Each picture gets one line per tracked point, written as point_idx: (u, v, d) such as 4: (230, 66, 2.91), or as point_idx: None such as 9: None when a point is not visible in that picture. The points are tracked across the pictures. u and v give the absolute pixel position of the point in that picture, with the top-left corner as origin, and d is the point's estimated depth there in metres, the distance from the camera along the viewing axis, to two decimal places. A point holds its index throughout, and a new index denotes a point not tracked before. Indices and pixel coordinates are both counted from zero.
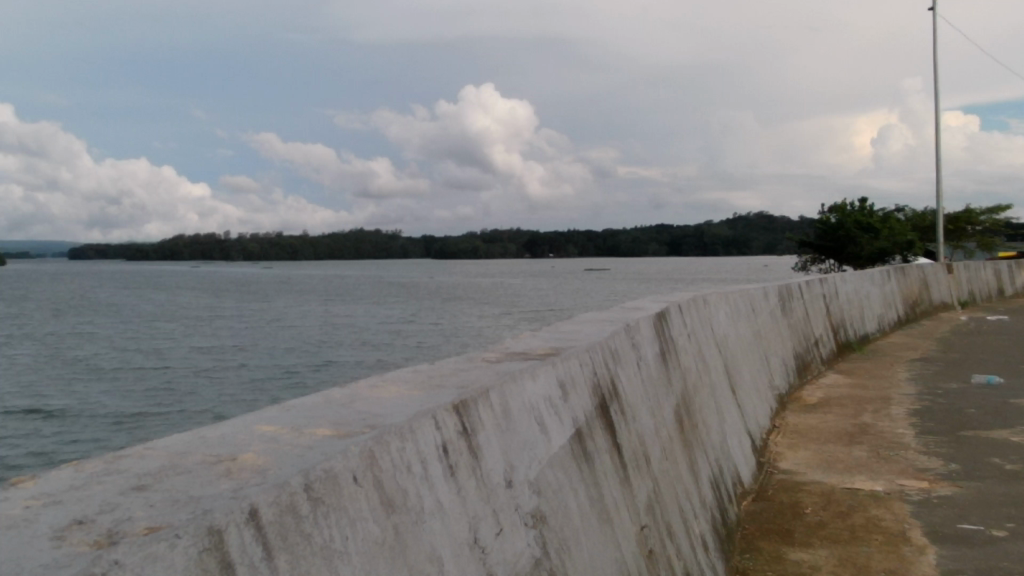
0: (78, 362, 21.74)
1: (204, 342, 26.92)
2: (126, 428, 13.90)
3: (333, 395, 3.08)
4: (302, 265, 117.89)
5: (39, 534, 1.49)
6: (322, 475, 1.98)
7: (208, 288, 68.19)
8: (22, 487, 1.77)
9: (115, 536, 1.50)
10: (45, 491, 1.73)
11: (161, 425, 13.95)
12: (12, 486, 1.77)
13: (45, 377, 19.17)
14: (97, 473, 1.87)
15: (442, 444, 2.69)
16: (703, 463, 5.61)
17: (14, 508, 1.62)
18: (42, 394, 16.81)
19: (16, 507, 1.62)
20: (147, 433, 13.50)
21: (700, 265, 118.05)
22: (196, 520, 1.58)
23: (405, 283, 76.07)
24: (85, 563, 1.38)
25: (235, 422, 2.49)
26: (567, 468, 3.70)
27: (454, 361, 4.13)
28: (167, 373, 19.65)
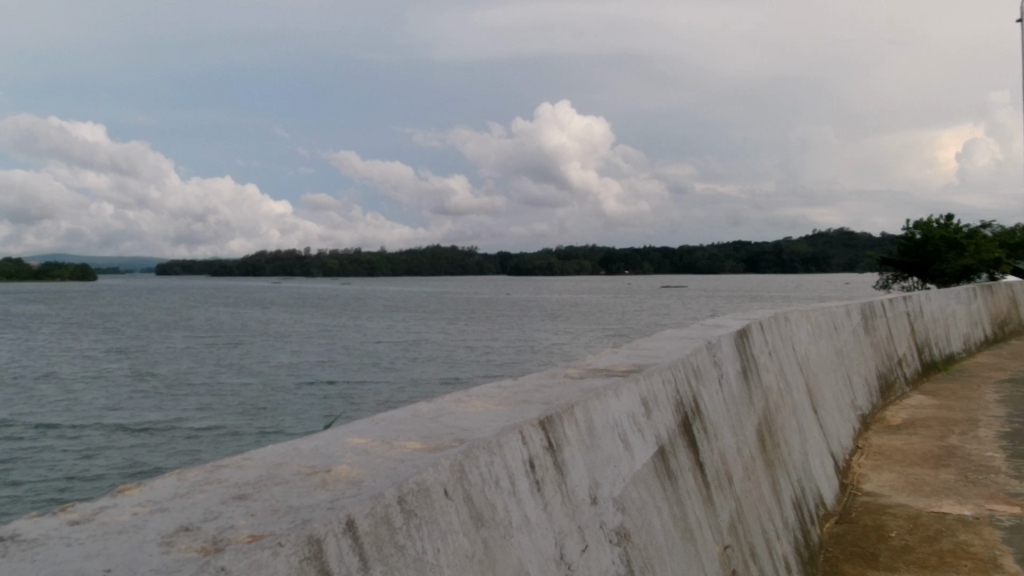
0: (165, 376, 22.25)
1: (286, 357, 27.30)
2: (212, 440, 14.13)
3: (420, 409, 3.11)
4: (381, 282, 119.05)
5: (149, 540, 1.54)
6: (414, 487, 2.01)
7: (290, 303, 69.29)
8: (128, 495, 1.82)
9: (221, 542, 1.54)
10: (151, 498, 1.78)
11: (246, 439, 14.16)
12: (120, 492, 1.83)
13: (133, 391, 19.61)
14: (197, 482, 1.92)
15: (528, 459, 2.70)
16: (786, 483, 5.53)
17: (123, 514, 1.67)
18: (128, 408, 17.17)
19: (124, 514, 1.67)
20: (235, 445, 13.70)
21: (780, 283, 115.79)
22: (296, 530, 1.62)
23: (483, 299, 76.36)
24: (192, 570, 1.43)
25: (327, 433, 2.54)
26: (650, 485, 3.67)
27: (536, 377, 4.14)
28: (249, 388, 19.95)
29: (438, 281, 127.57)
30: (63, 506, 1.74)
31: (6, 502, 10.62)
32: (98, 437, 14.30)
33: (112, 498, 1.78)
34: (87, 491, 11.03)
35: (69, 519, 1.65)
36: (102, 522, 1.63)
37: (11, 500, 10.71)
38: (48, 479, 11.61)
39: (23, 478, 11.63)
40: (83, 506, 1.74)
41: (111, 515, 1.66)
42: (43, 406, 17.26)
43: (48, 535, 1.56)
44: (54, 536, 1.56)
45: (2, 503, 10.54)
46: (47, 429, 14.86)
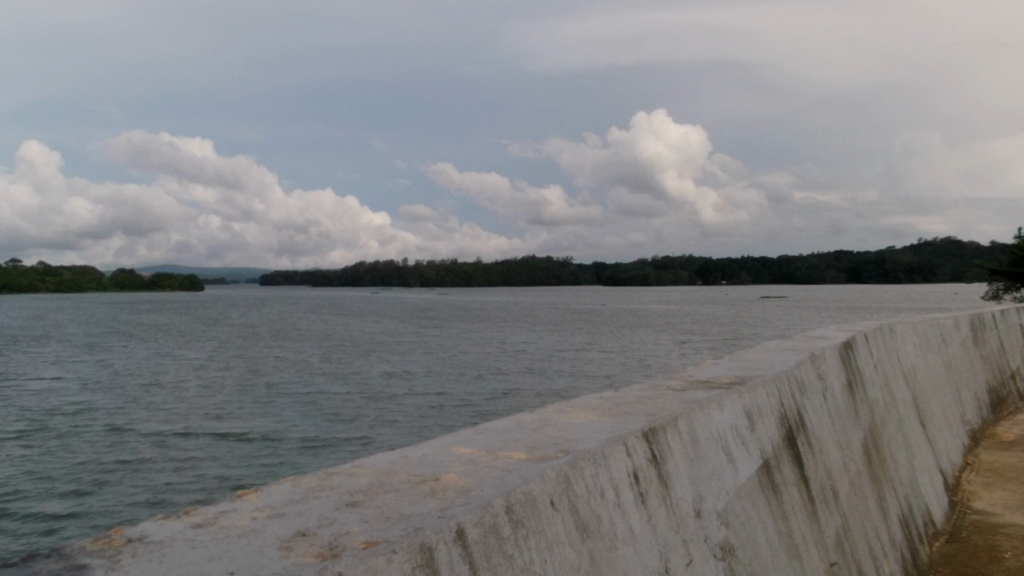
0: (267, 385, 22.78)
1: (384, 367, 27.66)
2: (315, 447, 14.40)
3: (523, 420, 3.13)
4: (477, 291, 119.90)
5: (269, 543, 1.58)
6: (522, 497, 2.02)
7: (389, 313, 70.29)
8: (247, 500, 1.88)
9: (337, 548, 1.57)
10: (269, 504, 1.83)
11: (348, 447, 14.38)
12: (238, 498, 1.89)
13: (236, 399, 20.10)
14: (311, 488, 1.97)
15: (632, 471, 2.70)
16: (893, 500, 5.36)
17: (243, 518, 1.72)
18: (232, 416, 17.61)
19: (244, 518, 1.72)
20: (338, 453, 13.93)
21: (884, 293, 112.71)
22: (409, 537, 1.64)
23: (578, 310, 76.17)
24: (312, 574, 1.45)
25: (433, 443, 2.57)
26: (755, 499, 3.61)
27: (638, 389, 4.12)
28: (348, 397, 20.27)
29: (533, 291, 127.91)
30: (186, 510, 1.80)
31: (126, 504, 10.97)
32: (207, 444, 14.71)
33: (231, 503, 1.84)
34: (200, 496, 11.34)
35: (192, 523, 1.71)
36: (224, 526, 1.69)
37: (129, 503, 11.06)
38: (164, 483, 11.96)
39: (140, 482, 12.02)
40: (207, 508, 1.81)
41: (232, 520, 1.72)
42: (156, 413, 17.88)
43: (180, 535, 1.64)
44: (179, 538, 1.62)
45: (109, 508, 10.79)
46: (154, 436, 15.31)
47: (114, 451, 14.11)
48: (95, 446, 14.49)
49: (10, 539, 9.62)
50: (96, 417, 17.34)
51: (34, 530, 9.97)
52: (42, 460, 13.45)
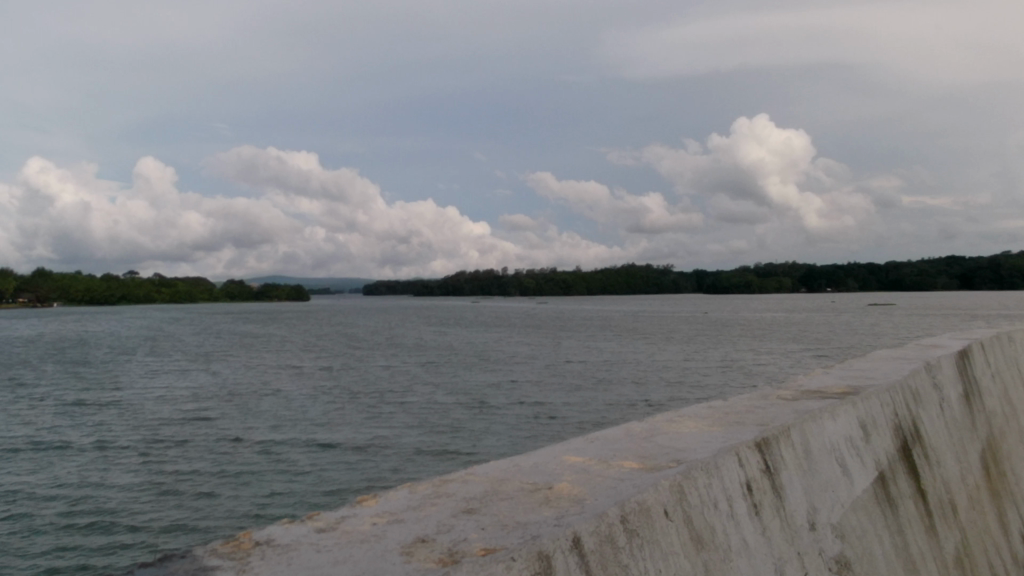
0: (371, 395, 23.10)
1: (485, 376, 27.77)
2: (420, 457, 14.50)
3: (633, 428, 3.12)
4: (577, 300, 119.53)
5: (390, 549, 1.62)
6: (636, 508, 2.02)
7: (489, 322, 70.51)
8: (365, 506, 1.93)
9: (457, 554, 1.59)
10: (387, 509, 1.87)
11: (452, 458, 14.44)
12: (357, 504, 1.93)
13: (342, 409, 20.46)
14: (428, 495, 2.00)
15: (746, 481, 2.66)
16: (1014, 517, 5.14)
17: (363, 523, 1.77)
18: (338, 425, 17.93)
19: (365, 523, 1.77)
20: (441, 464, 14.01)
21: (1001, 299, 108.23)
22: (527, 545, 1.65)
23: (679, 318, 75.22)
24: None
25: (544, 452, 2.58)
26: (871, 512, 3.51)
27: (747, 398, 4.05)
28: (450, 407, 20.41)
29: (634, 300, 126.93)
30: (310, 514, 1.85)
31: (226, 515, 11.04)
32: (313, 452, 14.98)
33: (351, 508, 1.88)
34: (307, 505, 11.51)
35: (316, 527, 1.76)
36: (345, 530, 1.73)
37: (231, 513, 11.14)
38: (266, 495, 12.05)
39: (244, 493, 12.14)
40: (332, 513, 1.87)
41: (352, 524, 1.77)
42: (264, 422, 18.32)
43: (302, 539, 1.70)
44: (306, 541, 1.67)
45: (202, 515, 10.96)
46: (263, 444, 15.69)
47: (224, 459, 14.47)
48: (205, 455, 14.84)
49: (117, 547, 9.74)
50: (208, 426, 17.86)
51: (139, 538, 10.09)
52: (155, 469, 13.80)
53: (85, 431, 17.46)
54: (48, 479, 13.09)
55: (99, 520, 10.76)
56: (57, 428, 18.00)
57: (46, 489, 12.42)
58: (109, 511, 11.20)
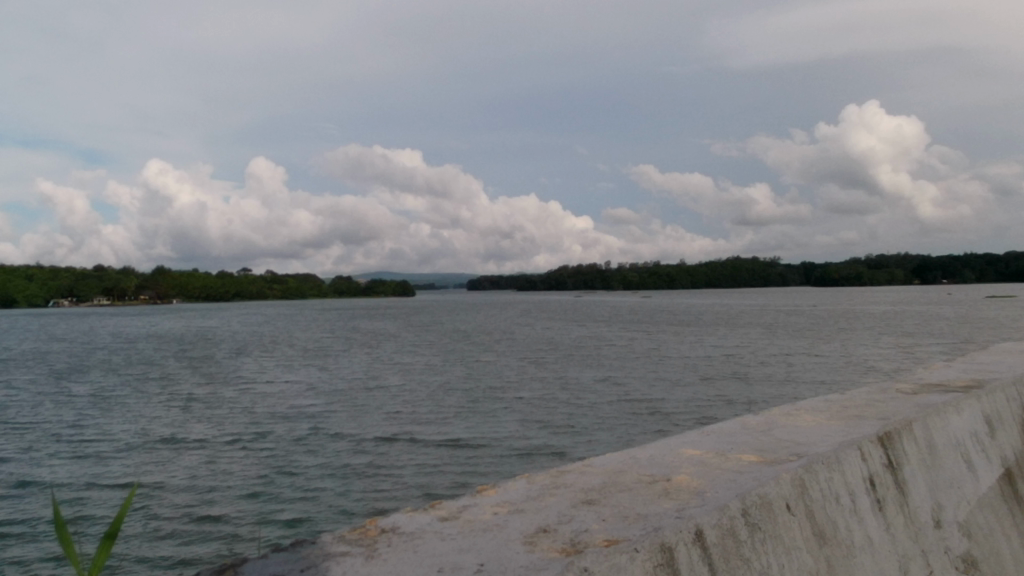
0: (476, 390, 23.21)
1: (589, 372, 27.59)
2: (521, 453, 14.49)
3: (750, 421, 3.10)
4: (682, 294, 117.96)
5: (513, 538, 1.83)
6: (758, 500, 2.07)
7: (593, 317, 69.90)
8: (487, 494, 2.15)
9: (579, 544, 1.78)
10: (509, 498, 2.09)
11: (553, 453, 14.39)
12: (479, 492, 2.16)
13: (447, 404, 20.63)
14: (545, 486, 2.18)
15: (868, 476, 2.61)
16: None
17: (485, 512, 1.99)
18: (444, 420, 18.10)
19: (487, 512, 1.99)
20: (541, 461, 13.98)
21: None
22: (649, 536, 1.82)
23: (786, 312, 73.20)
24: (559, 569, 1.66)
25: (661, 445, 2.63)
26: (998, 510, 3.37)
27: (866, 392, 3.94)
28: (554, 403, 20.34)
29: (741, 292, 124.38)
30: (434, 503, 2.09)
31: (322, 512, 11.00)
32: (416, 447, 15.16)
33: (472, 497, 2.12)
34: (405, 498, 11.62)
35: (439, 515, 2.00)
36: (467, 519, 1.98)
37: (324, 508, 11.21)
38: (365, 492, 12.05)
39: (342, 489, 12.25)
40: (461, 502, 2.12)
41: (475, 514, 2.00)
42: (371, 417, 18.66)
43: (428, 527, 1.95)
44: (429, 531, 1.91)
45: (302, 513, 10.96)
46: (370, 439, 15.95)
47: (330, 453, 14.78)
48: (312, 450, 15.17)
49: (213, 542, 9.88)
50: (317, 421, 18.27)
51: (236, 531, 10.22)
52: (262, 464, 14.09)
53: (202, 426, 18.12)
54: (157, 474, 13.47)
55: (199, 514, 10.95)
56: (176, 422, 18.68)
57: (150, 485, 12.72)
58: (206, 507, 11.36)
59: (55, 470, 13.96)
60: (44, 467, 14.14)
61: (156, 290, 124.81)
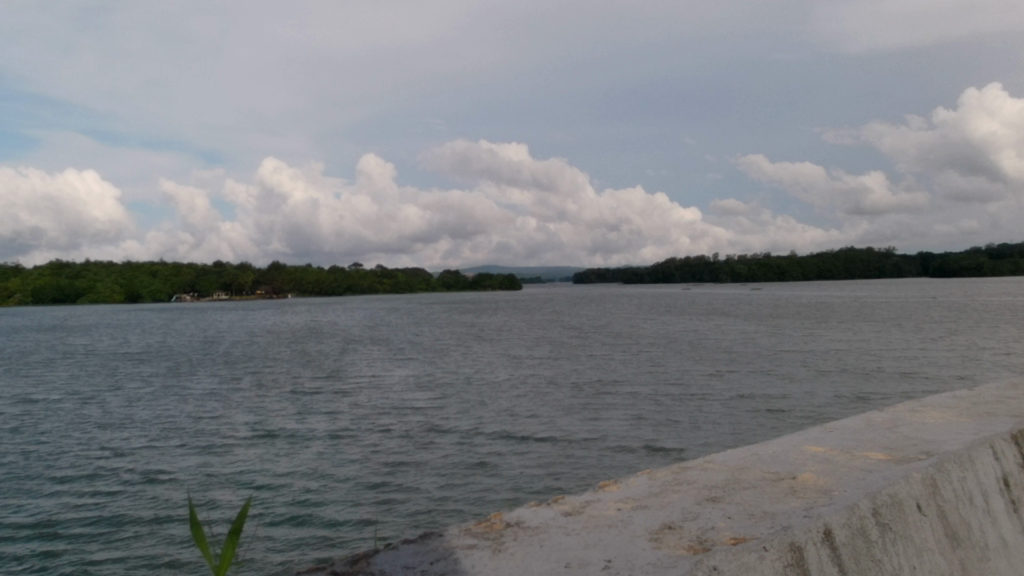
0: (584, 386, 23.18)
1: (699, 367, 27.20)
2: (627, 450, 14.38)
3: (874, 417, 3.06)
4: (794, 286, 115.13)
5: (639, 534, 2.01)
6: (888, 500, 2.15)
7: (703, 312, 68.90)
8: (609, 492, 2.36)
9: (707, 542, 1.93)
10: (631, 497, 2.28)
11: (659, 450, 14.23)
12: (601, 490, 2.38)
13: (553, 399, 20.68)
14: (666, 486, 2.36)
15: (1003, 475, 2.52)
16: None
17: (609, 509, 2.20)
18: (551, 416, 18.18)
19: (611, 509, 2.20)
20: (647, 458, 13.84)
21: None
22: (778, 536, 1.94)
23: (905, 305, 70.59)
24: (687, 565, 1.80)
25: (785, 444, 2.73)
26: None
27: (997, 388, 3.79)
28: (662, 399, 20.16)
29: (856, 284, 120.70)
30: (559, 499, 2.32)
31: (429, 508, 11.14)
32: (521, 443, 15.22)
33: (596, 494, 2.34)
34: (506, 495, 11.67)
35: (563, 512, 2.22)
36: (591, 516, 2.18)
37: (433, 503, 11.36)
38: (474, 487, 12.19)
39: (447, 484, 12.36)
40: (585, 502, 2.34)
41: (598, 511, 2.20)
42: (479, 412, 18.87)
43: (550, 524, 2.15)
44: (554, 526, 2.12)
45: (409, 509, 11.13)
46: (478, 434, 16.17)
47: (435, 448, 14.97)
48: (419, 445, 15.39)
49: (316, 546, 9.85)
50: (426, 415, 18.58)
51: (340, 531, 10.33)
52: (369, 459, 14.37)
53: (315, 420, 18.61)
54: (268, 468, 13.81)
55: (301, 515, 10.94)
56: (291, 416, 19.27)
57: (268, 477, 13.21)
58: (309, 505, 11.41)
59: (175, 463, 14.56)
60: (169, 459, 14.86)
61: (272, 286, 128.78)
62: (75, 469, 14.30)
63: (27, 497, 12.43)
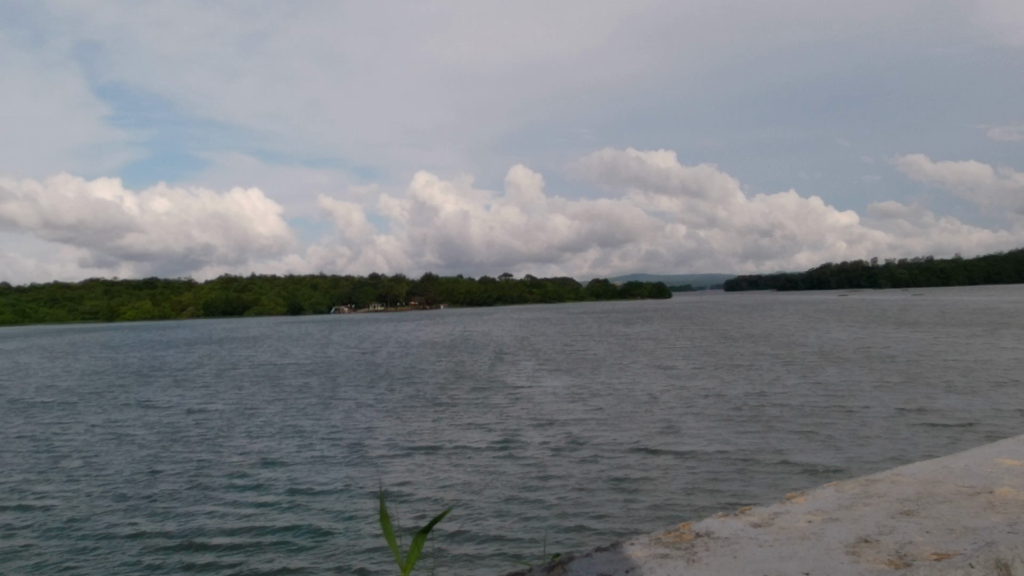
0: (741, 398, 22.76)
1: (864, 379, 26.23)
2: (783, 469, 13.86)
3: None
4: (963, 292, 109.42)
5: (846, 550, 2.44)
6: None
7: (865, 320, 66.15)
8: (801, 508, 2.84)
9: (906, 556, 2.34)
10: (827, 510, 2.75)
11: (819, 470, 13.60)
12: (794, 508, 2.86)
13: (709, 411, 20.44)
14: (862, 501, 2.81)
15: None
16: None
17: (807, 524, 2.68)
18: (708, 428, 17.99)
19: (808, 524, 2.68)
20: (806, 479, 13.23)
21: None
22: (978, 552, 2.32)
23: None
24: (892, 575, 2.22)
25: (973, 455, 3.09)
26: None
27: None
28: (825, 411, 19.62)
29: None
30: (750, 520, 2.83)
31: (580, 519, 11.42)
32: (672, 459, 14.89)
33: (792, 507, 2.83)
34: (648, 517, 11.42)
35: (755, 527, 2.73)
36: (779, 528, 2.68)
37: (585, 515, 11.59)
38: (628, 499, 12.35)
39: (597, 500, 12.29)
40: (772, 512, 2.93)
41: (786, 524, 2.70)
42: (634, 424, 18.89)
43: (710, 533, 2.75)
44: (742, 537, 2.62)
45: (561, 519, 11.43)
46: (632, 446, 16.24)
47: (583, 464, 14.84)
48: (566, 459, 15.29)
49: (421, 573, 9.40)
50: (580, 427, 18.71)
51: (497, 540, 10.70)
52: (525, 469, 14.69)
53: (465, 434, 18.64)
54: (410, 483, 14.00)
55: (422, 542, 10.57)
56: (448, 427, 19.73)
57: (427, 485, 13.75)
58: (459, 521, 11.48)
59: (323, 476, 14.95)
60: (335, 467, 15.57)
61: (424, 297, 131.74)
62: (229, 481, 14.87)
63: (183, 512, 12.91)
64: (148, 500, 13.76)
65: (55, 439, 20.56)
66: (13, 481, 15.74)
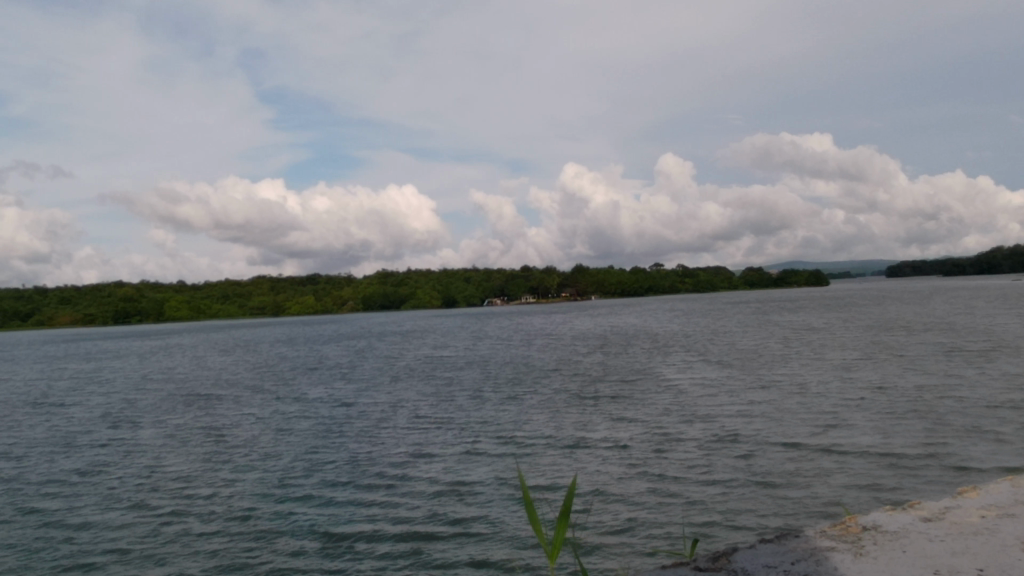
0: (899, 388, 22.27)
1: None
2: (946, 466, 13.31)
3: None
4: None
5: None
6: None
7: None
8: (979, 510, 3.77)
9: None
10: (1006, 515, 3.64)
11: (979, 463, 13.45)
12: (978, 511, 3.77)
13: (865, 403, 20.17)
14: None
15: None
16: None
17: (994, 525, 3.57)
18: (863, 420, 17.83)
19: (993, 525, 3.57)
20: (964, 470, 13.13)
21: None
22: None
23: None
24: None
25: None
26: None
27: None
28: (989, 402, 19.07)
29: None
30: (935, 518, 3.75)
31: (729, 506, 11.76)
32: (826, 455, 14.54)
33: (976, 510, 3.75)
34: (797, 513, 11.31)
35: (941, 525, 3.65)
36: (963, 526, 3.60)
37: (737, 502, 11.92)
38: (779, 487, 12.60)
39: (749, 489, 12.59)
40: (941, 510, 3.86)
41: (967, 524, 3.60)
42: (786, 415, 18.87)
43: (910, 530, 3.62)
44: (930, 533, 3.54)
45: (713, 506, 11.78)
46: (784, 437, 16.32)
47: (735, 459, 14.64)
48: (716, 454, 15.19)
49: (581, 572, 9.65)
50: (731, 419, 18.82)
51: (648, 524, 11.17)
52: (676, 459, 15.03)
53: (616, 425, 19.03)
54: (559, 476, 14.27)
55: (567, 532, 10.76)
56: (599, 418, 20.16)
57: (582, 473, 14.31)
58: (613, 508, 12.00)
59: (477, 466, 15.53)
60: (491, 457, 16.30)
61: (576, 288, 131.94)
62: (386, 472, 15.54)
63: (350, 499, 13.88)
64: (310, 492, 14.54)
65: (225, 432, 21.78)
66: (189, 473, 16.87)
